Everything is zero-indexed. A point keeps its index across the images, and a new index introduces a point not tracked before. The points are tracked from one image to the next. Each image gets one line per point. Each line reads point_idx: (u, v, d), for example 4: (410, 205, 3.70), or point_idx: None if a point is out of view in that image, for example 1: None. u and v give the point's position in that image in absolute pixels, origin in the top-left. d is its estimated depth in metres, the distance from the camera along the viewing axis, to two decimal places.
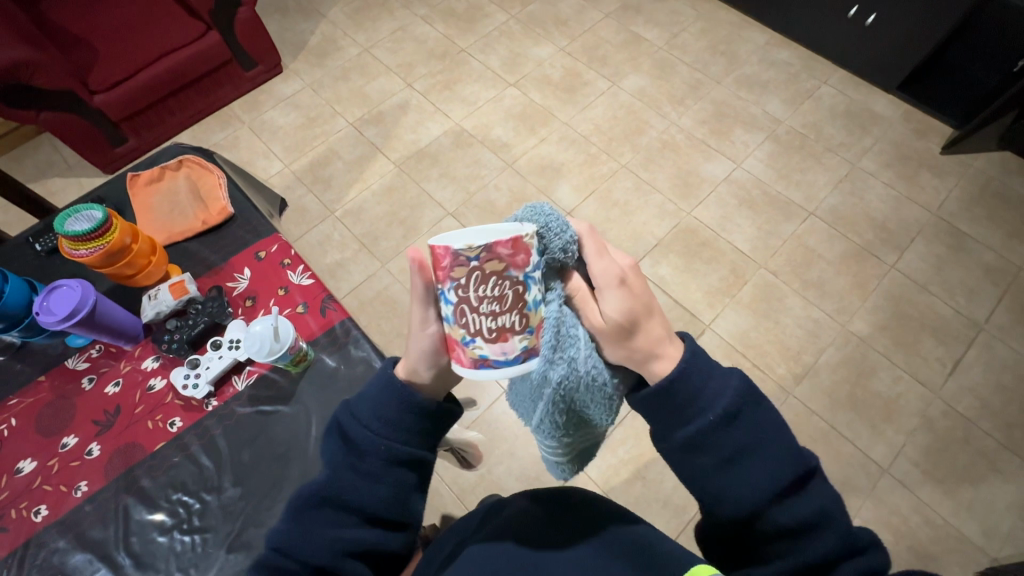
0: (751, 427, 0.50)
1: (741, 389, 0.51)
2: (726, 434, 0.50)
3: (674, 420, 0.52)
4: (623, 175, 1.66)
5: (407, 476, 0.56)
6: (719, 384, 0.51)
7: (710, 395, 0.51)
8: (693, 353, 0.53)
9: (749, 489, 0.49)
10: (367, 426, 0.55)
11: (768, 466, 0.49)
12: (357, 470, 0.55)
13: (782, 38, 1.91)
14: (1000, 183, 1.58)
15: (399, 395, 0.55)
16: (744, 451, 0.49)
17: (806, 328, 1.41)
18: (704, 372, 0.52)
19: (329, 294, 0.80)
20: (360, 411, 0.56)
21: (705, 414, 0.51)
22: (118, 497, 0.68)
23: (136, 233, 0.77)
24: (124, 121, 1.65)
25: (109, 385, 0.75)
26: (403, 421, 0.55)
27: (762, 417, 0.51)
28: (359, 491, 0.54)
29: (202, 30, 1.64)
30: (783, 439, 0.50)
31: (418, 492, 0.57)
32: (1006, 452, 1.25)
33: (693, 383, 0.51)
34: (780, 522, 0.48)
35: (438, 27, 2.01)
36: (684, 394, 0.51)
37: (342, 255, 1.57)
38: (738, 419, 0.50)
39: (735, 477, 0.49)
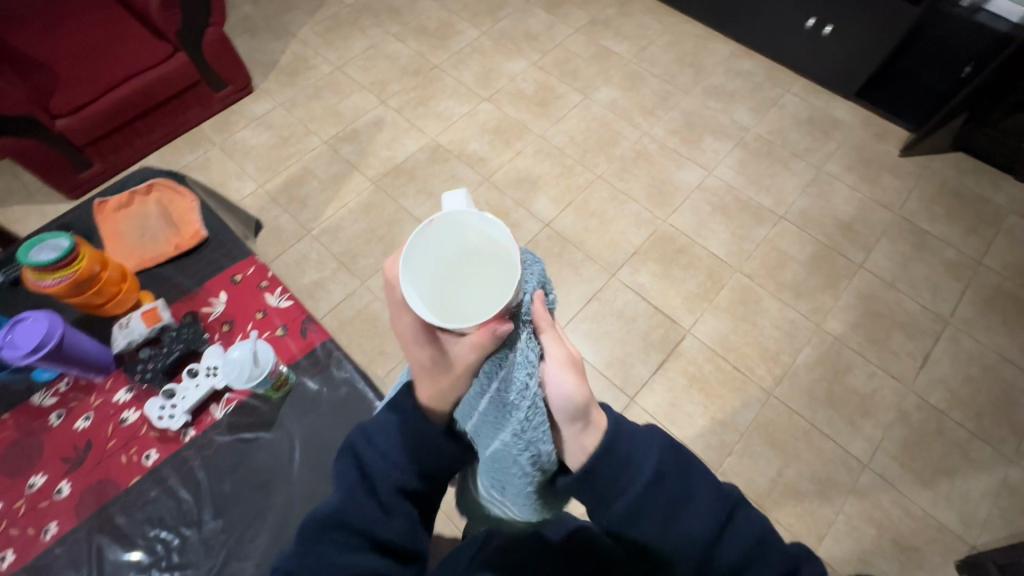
0: (679, 479, 0.49)
1: (663, 444, 0.50)
2: (658, 495, 0.49)
3: (606, 496, 0.50)
4: (599, 186, 1.68)
5: (414, 508, 0.55)
6: (643, 445, 0.50)
7: (636, 458, 0.50)
8: (617, 428, 0.51)
9: (694, 538, 0.48)
10: (385, 453, 0.55)
11: (704, 510, 0.48)
12: (368, 494, 0.53)
13: (745, 49, 1.97)
14: (956, 183, 1.66)
15: (415, 424, 0.54)
16: (681, 502, 0.49)
17: (783, 329, 1.45)
18: (626, 437, 0.50)
19: (309, 315, 0.79)
20: (378, 437, 0.55)
21: (635, 482, 0.49)
22: (90, 537, 0.65)
23: (106, 260, 0.74)
24: (89, 146, 1.61)
25: (79, 420, 0.72)
26: (420, 450, 0.54)
27: (688, 465, 0.50)
28: (374, 516, 0.52)
29: (170, 51, 1.62)
30: (710, 482, 0.50)
31: (422, 527, 0.56)
32: (977, 442, 1.29)
33: (621, 451, 0.50)
34: (728, 563, 0.48)
35: (410, 44, 2.02)
36: (613, 467, 0.49)
37: (320, 274, 1.55)
38: (666, 478, 0.49)
39: (678, 535, 0.48)
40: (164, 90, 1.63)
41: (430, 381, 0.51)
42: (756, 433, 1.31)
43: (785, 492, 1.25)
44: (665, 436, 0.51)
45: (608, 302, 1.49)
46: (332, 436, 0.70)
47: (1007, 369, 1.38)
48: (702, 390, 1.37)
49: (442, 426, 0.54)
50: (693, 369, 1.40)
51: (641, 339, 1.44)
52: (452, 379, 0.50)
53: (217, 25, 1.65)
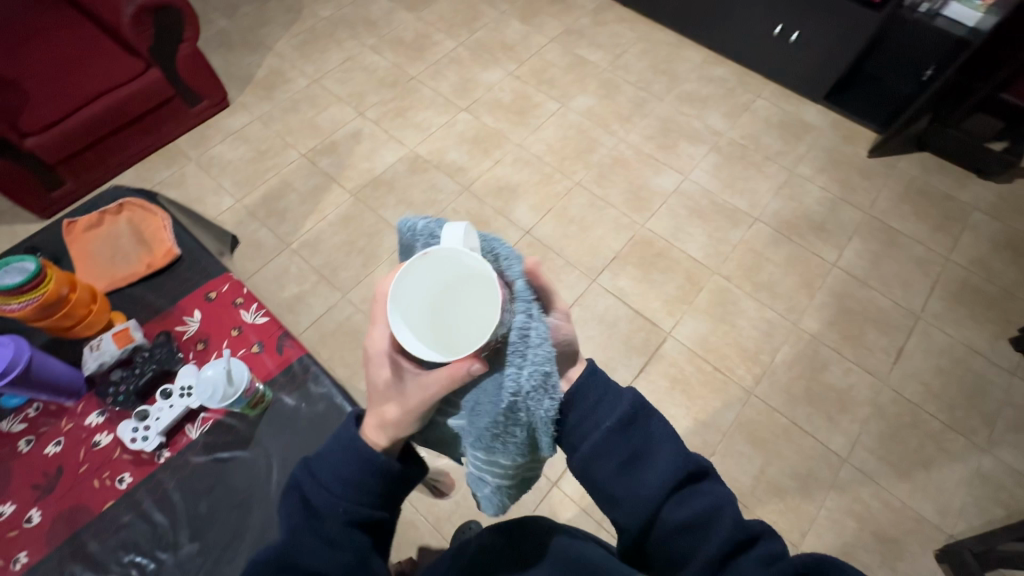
0: (646, 434, 0.53)
1: (634, 402, 0.54)
2: (622, 441, 0.52)
3: (573, 437, 0.54)
4: (577, 192, 1.70)
5: (363, 537, 0.55)
6: (614, 398, 0.54)
7: (605, 409, 0.53)
8: (594, 371, 0.55)
9: (648, 488, 0.51)
10: (329, 487, 0.54)
11: (665, 464, 0.52)
12: (315, 530, 0.53)
13: (716, 56, 2.02)
14: (922, 182, 1.71)
15: (358, 457, 0.53)
16: (643, 453, 0.52)
17: (761, 329, 1.47)
18: (600, 385, 0.54)
19: (285, 331, 0.79)
20: (321, 471, 0.54)
21: (602, 424, 0.53)
22: (62, 565, 0.63)
23: (74, 282, 0.73)
24: (60, 164, 1.58)
25: (49, 446, 0.70)
26: (364, 483, 0.54)
27: (654, 426, 0.53)
28: (318, 554, 0.52)
29: (142, 68, 1.60)
30: (675, 445, 0.53)
31: (377, 555, 0.56)
32: (951, 433, 1.33)
33: (592, 395, 0.54)
34: (678, 522, 0.50)
35: (387, 56, 2.03)
36: (582, 409, 0.53)
37: (301, 288, 1.54)
38: (633, 427, 0.53)
39: (636, 483, 0.51)
40: (137, 106, 1.62)
41: (378, 406, 0.53)
42: (738, 432, 1.33)
43: (768, 490, 1.26)
44: (640, 395, 0.55)
45: (589, 307, 1.50)
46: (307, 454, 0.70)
47: (977, 361, 1.42)
48: (684, 391, 1.38)
49: (388, 458, 0.54)
50: (675, 371, 1.41)
51: (622, 343, 1.45)
52: (402, 412, 0.51)
53: (190, 41, 1.64)
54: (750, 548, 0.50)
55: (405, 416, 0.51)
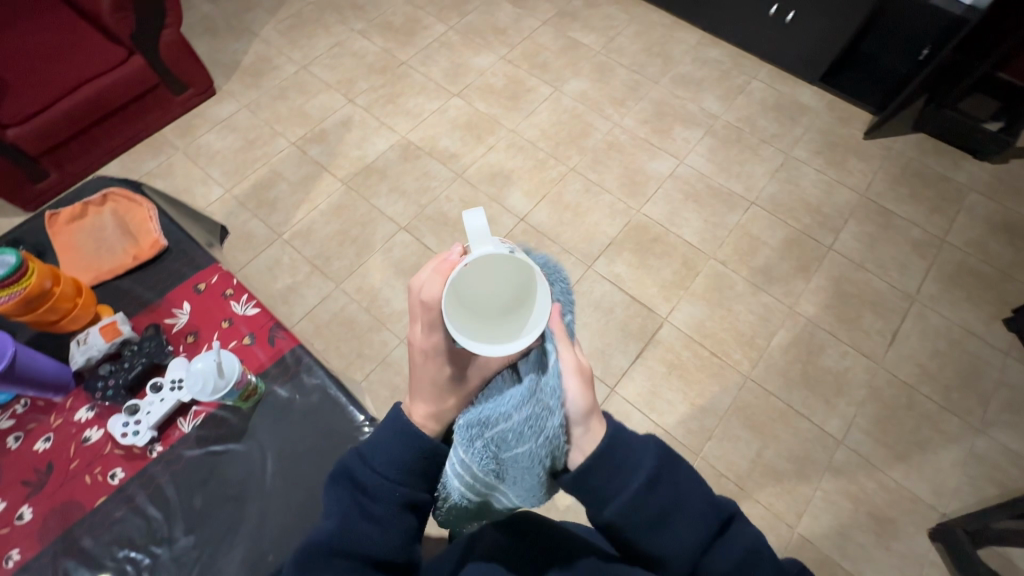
0: (674, 488, 0.52)
1: (659, 453, 0.53)
2: (654, 500, 0.51)
3: (600, 498, 0.52)
4: (572, 178, 1.68)
5: (412, 520, 0.56)
6: (641, 451, 0.52)
7: (634, 464, 0.52)
8: (615, 431, 0.52)
9: (684, 542, 0.52)
10: (380, 471, 0.54)
11: (697, 518, 0.52)
12: (368, 514, 0.53)
13: (711, 37, 1.99)
14: (918, 163, 1.70)
15: (413, 439, 0.54)
16: (674, 507, 0.52)
17: (757, 313, 1.47)
18: (624, 444, 0.52)
19: (277, 322, 0.77)
20: (375, 457, 0.54)
21: (631, 485, 0.51)
22: (56, 562, 0.62)
23: (57, 276, 0.71)
24: (44, 155, 1.54)
25: (39, 441, 0.69)
26: (418, 467, 0.55)
27: (680, 475, 0.53)
28: (371, 538, 0.52)
29: (124, 55, 1.55)
30: (701, 492, 0.53)
31: (418, 539, 0.57)
32: (946, 413, 1.33)
33: (618, 456, 0.51)
34: (714, 570, 0.52)
35: (376, 41, 1.99)
36: (610, 471, 0.51)
37: (294, 278, 1.52)
38: (662, 484, 0.52)
39: (671, 538, 0.52)
40: (121, 95, 1.58)
41: (429, 394, 0.53)
42: (735, 416, 1.33)
43: (765, 473, 1.27)
44: (662, 444, 0.54)
45: (585, 293, 1.49)
46: (307, 444, 0.69)
47: (972, 342, 1.43)
48: (682, 376, 1.38)
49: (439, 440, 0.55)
50: (672, 356, 1.41)
51: (619, 329, 1.44)
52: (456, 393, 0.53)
53: (172, 26, 1.60)
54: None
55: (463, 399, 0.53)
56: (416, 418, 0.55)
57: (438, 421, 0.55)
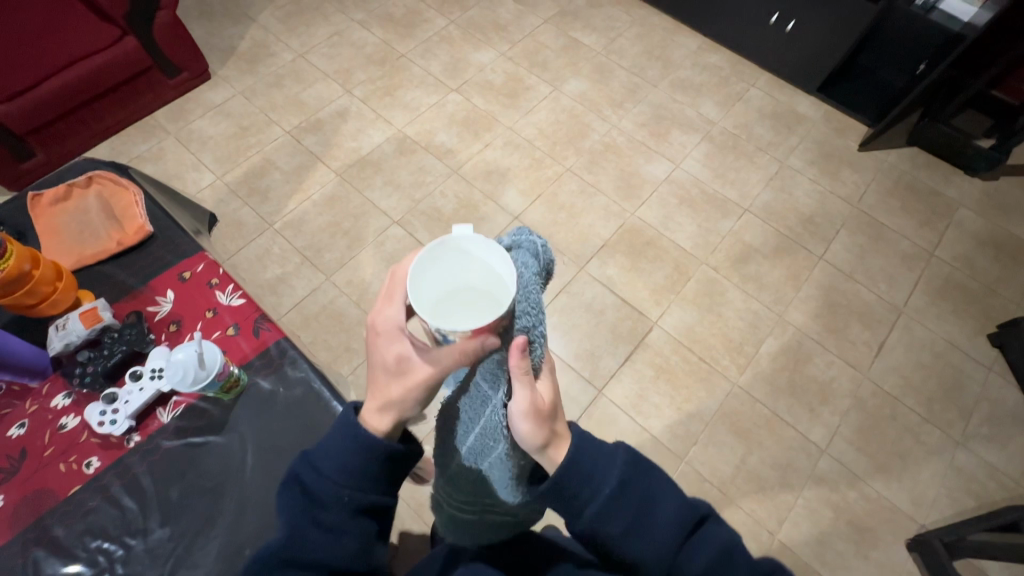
0: (645, 492, 0.52)
1: (628, 459, 0.53)
2: (624, 506, 0.51)
3: (574, 505, 0.52)
4: (568, 178, 1.68)
5: (368, 524, 0.53)
6: (609, 459, 0.52)
7: (601, 472, 0.52)
8: (580, 440, 0.53)
9: (658, 545, 0.51)
10: (328, 475, 0.52)
11: (671, 520, 0.52)
12: (319, 523, 0.51)
13: (711, 43, 1.99)
14: (910, 177, 1.71)
15: (360, 441, 0.52)
16: (646, 512, 0.52)
17: (747, 319, 1.48)
18: (591, 450, 0.52)
19: (263, 314, 0.76)
20: (321, 460, 0.52)
21: (602, 490, 0.51)
22: (26, 550, 0.61)
23: (37, 258, 0.69)
24: (30, 135, 1.51)
25: (13, 428, 0.68)
26: (367, 469, 0.52)
27: (650, 479, 0.53)
28: (322, 547, 0.50)
29: (117, 36, 1.53)
30: (674, 496, 0.53)
31: (379, 541, 0.55)
32: (927, 426, 1.35)
33: (587, 465, 0.52)
34: (689, 567, 0.51)
35: (376, 32, 1.97)
36: (580, 480, 0.51)
37: (283, 269, 1.50)
38: (632, 490, 0.52)
39: (646, 542, 0.51)
40: (112, 75, 1.55)
41: (383, 388, 0.53)
42: (720, 422, 1.34)
43: (748, 480, 1.27)
44: (631, 450, 0.53)
45: (577, 294, 1.49)
46: (284, 438, 0.68)
47: (956, 356, 1.44)
48: (670, 381, 1.39)
49: (393, 441, 0.53)
50: (660, 361, 1.41)
51: (609, 331, 1.44)
52: (405, 387, 0.52)
53: (168, 9, 1.57)
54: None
55: (410, 394, 0.52)
56: (367, 422, 0.54)
57: (387, 420, 0.53)
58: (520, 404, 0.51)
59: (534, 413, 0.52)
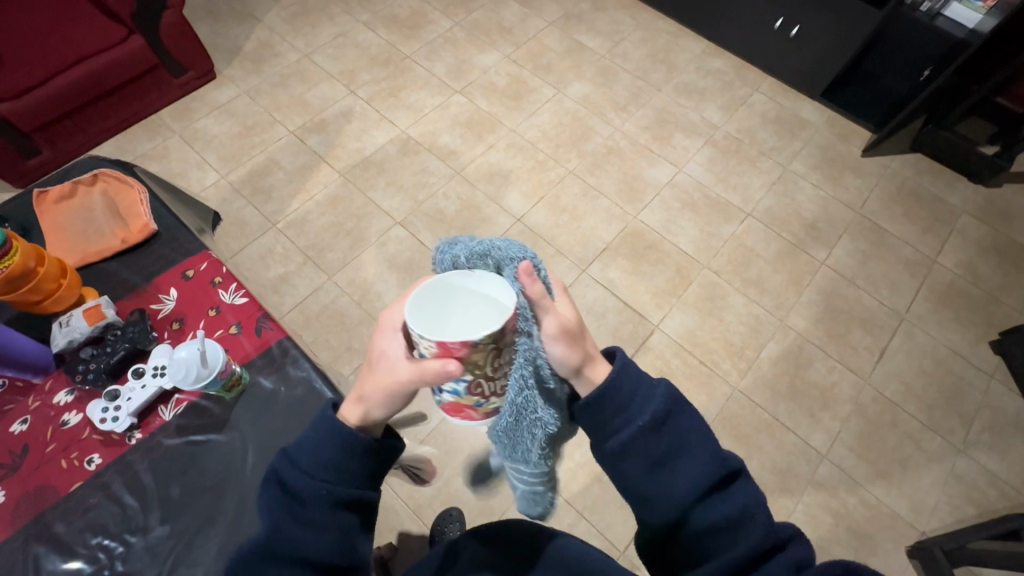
0: (678, 432, 0.54)
1: (667, 398, 0.54)
2: (655, 439, 0.53)
3: (605, 429, 0.55)
4: (571, 181, 1.68)
5: (349, 518, 0.53)
6: (648, 394, 0.54)
7: (638, 404, 0.54)
8: (624, 367, 0.55)
9: (681, 483, 0.52)
10: (307, 471, 0.52)
11: (696, 465, 0.53)
12: (298, 518, 0.51)
13: (716, 47, 1.99)
14: (913, 183, 1.71)
15: (336, 436, 0.52)
16: (677, 450, 0.53)
17: (748, 324, 1.47)
18: (633, 381, 0.54)
19: (265, 312, 0.76)
20: (298, 456, 0.52)
21: (635, 421, 0.53)
22: (27, 546, 0.61)
23: (42, 255, 0.70)
24: (37, 132, 1.52)
25: (15, 424, 0.68)
26: (346, 464, 0.52)
27: (684, 423, 0.54)
28: (302, 543, 0.50)
29: (124, 35, 1.54)
30: (705, 443, 0.54)
31: (364, 534, 0.55)
32: (928, 433, 1.34)
33: (625, 392, 0.54)
34: (708, 519, 0.52)
35: (381, 33, 1.98)
36: (616, 405, 0.54)
37: (286, 268, 1.51)
38: (666, 425, 0.54)
39: (667, 479, 0.53)
40: (118, 74, 1.56)
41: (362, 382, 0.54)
42: (721, 426, 1.34)
43: None
44: (672, 390, 0.55)
45: (579, 296, 1.49)
46: (284, 437, 0.68)
47: (957, 362, 1.44)
48: None
49: (371, 436, 0.54)
50: (661, 364, 1.41)
51: (611, 334, 1.44)
52: (375, 387, 0.52)
53: (175, 8, 1.58)
54: (779, 551, 0.51)
55: (380, 395, 0.52)
56: (343, 415, 0.55)
57: (358, 414, 0.54)
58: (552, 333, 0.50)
59: (568, 334, 0.51)
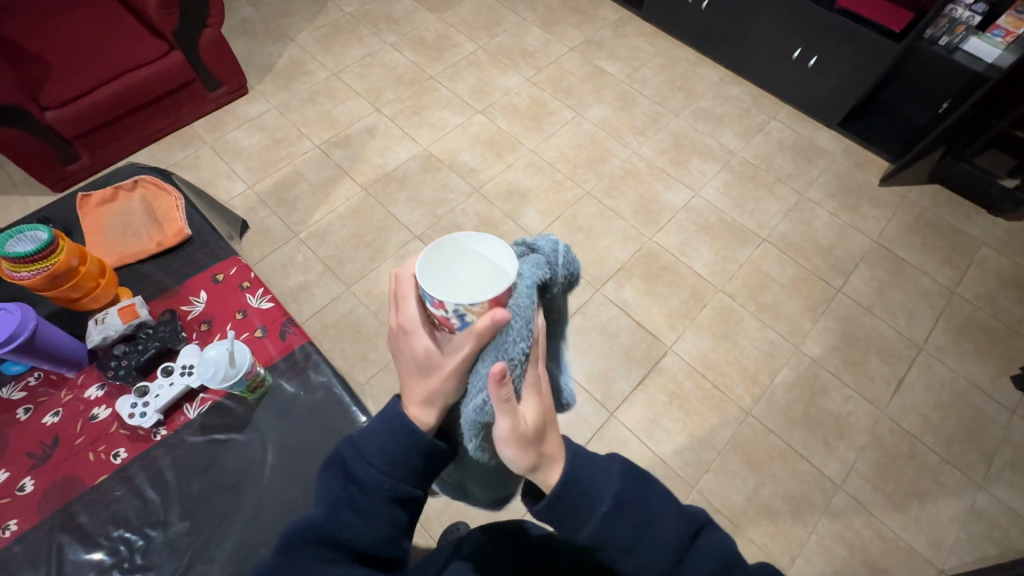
0: (642, 508, 0.51)
1: (622, 474, 0.52)
2: (623, 524, 0.50)
3: (573, 524, 0.50)
4: (587, 201, 1.71)
5: (401, 515, 0.54)
6: (602, 474, 0.51)
7: (597, 488, 0.51)
8: (575, 460, 0.51)
9: (660, 558, 0.50)
10: (372, 462, 0.53)
11: (669, 533, 0.50)
12: (355, 506, 0.52)
13: (733, 76, 2.02)
14: (932, 214, 1.71)
15: (403, 431, 0.53)
16: (645, 525, 0.50)
17: (762, 349, 1.47)
18: (585, 466, 0.51)
19: (290, 318, 0.79)
20: (368, 447, 0.53)
21: (597, 510, 0.50)
22: (51, 535, 0.63)
23: (84, 255, 0.73)
24: (77, 139, 1.59)
25: (47, 415, 0.71)
26: (410, 462, 0.53)
27: (646, 493, 0.52)
28: (357, 531, 0.51)
29: (165, 50, 1.61)
30: (670, 506, 0.52)
31: (406, 535, 0.55)
32: (947, 466, 1.32)
33: (582, 481, 0.50)
34: None
35: (407, 54, 2.05)
36: (577, 494, 0.50)
37: (306, 277, 1.54)
38: (629, 504, 0.50)
39: (646, 560, 0.50)
40: (157, 87, 1.63)
41: (420, 381, 0.54)
42: (733, 451, 1.32)
43: (760, 512, 1.25)
44: (624, 462, 0.53)
45: (592, 315, 1.50)
46: (305, 440, 0.70)
47: (977, 396, 1.41)
48: (683, 407, 1.38)
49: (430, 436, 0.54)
50: (674, 386, 1.41)
51: (623, 354, 1.45)
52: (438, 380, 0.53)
53: (214, 26, 1.65)
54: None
55: (446, 382, 0.52)
56: (412, 412, 0.54)
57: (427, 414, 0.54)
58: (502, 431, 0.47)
59: (522, 436, 0.48)
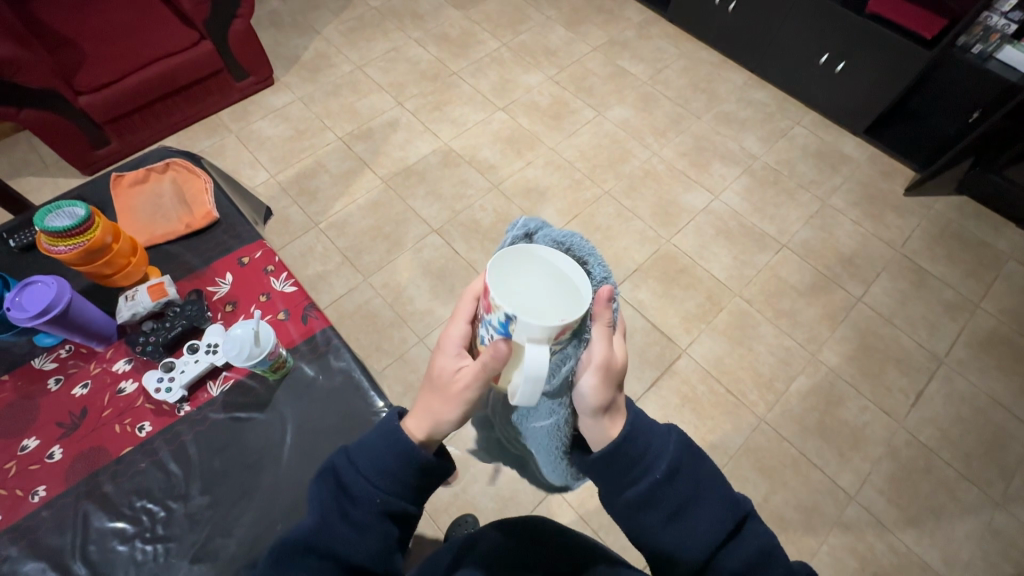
0: (692, 482, 0.55)
1: (680, 446, 0.56)
2: (671, 490, 0.54)
3: (621, 482, 0.55)
4: (605, 202, 1.70)
5: (392, 528, 0.55)
6: (662, 442, 0.56)
7: (653, 455, 0.55)
8: (637, 424, 0.56)
9: (701, 530, 0.53)
10: (365, 474, 0.54)
11: (713, 512, 0.54)
12: (347, 517, 0.53)
13: (758, 80, 2.01)
14: (958, 226, 1.68)
15: (400, 447, 0.55)
16: (693, 497, 0.54)
17: (778, 355, 1.45)
18: (643, 430, 0.56)
19: (312, 302, 0.80)
20: (360, 460, 0.55)
21: (650, 473, 0.54)
22: (77, 503, 0.65)
23: (117, 233, 0.75)
24: (108, 124, 1.62)
25: (76, 387, 0.73)
26: (400, 475, 0.55)
27: (700, 471, 0.55)
28: (348, 541, 0.52)
29: (196, 39, 1.64)
30: (721, 489, 0.55)
31: (399, 549, 0.56)
32: (964, 482, 1.29)
33: (639, 444, 0.55)
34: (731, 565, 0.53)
35: (431, 49, 2.06)
36: (630, 456, 0.55)
37: (324, 267, 1.56)
38: (680, 476, 0.54)
39: (688, 530, 0.53)
40: (186, 75, 1.66)
41: (427, 398, 0.57)
42: (745, 457, 1.31)
43: (771, 519, 1.24)
44: (682, 438, 0.57)
45: None
46: (319, 421, 0.71)
47: (998, 413, 1.38)
48: (695, 410, 1.37)
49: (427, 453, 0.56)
50: (686, 389, 1.40)
51: (637, 355, 1.44)
52: (443, 400, 0.55)
53: (244, 17, 1.68)
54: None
55: (447, 402, 0.55)
56: (408, 426, 0.57)
57: (423, 429, 0.57)
58: (594, 362, 0.54)
59: (609, 370, 0.54)
